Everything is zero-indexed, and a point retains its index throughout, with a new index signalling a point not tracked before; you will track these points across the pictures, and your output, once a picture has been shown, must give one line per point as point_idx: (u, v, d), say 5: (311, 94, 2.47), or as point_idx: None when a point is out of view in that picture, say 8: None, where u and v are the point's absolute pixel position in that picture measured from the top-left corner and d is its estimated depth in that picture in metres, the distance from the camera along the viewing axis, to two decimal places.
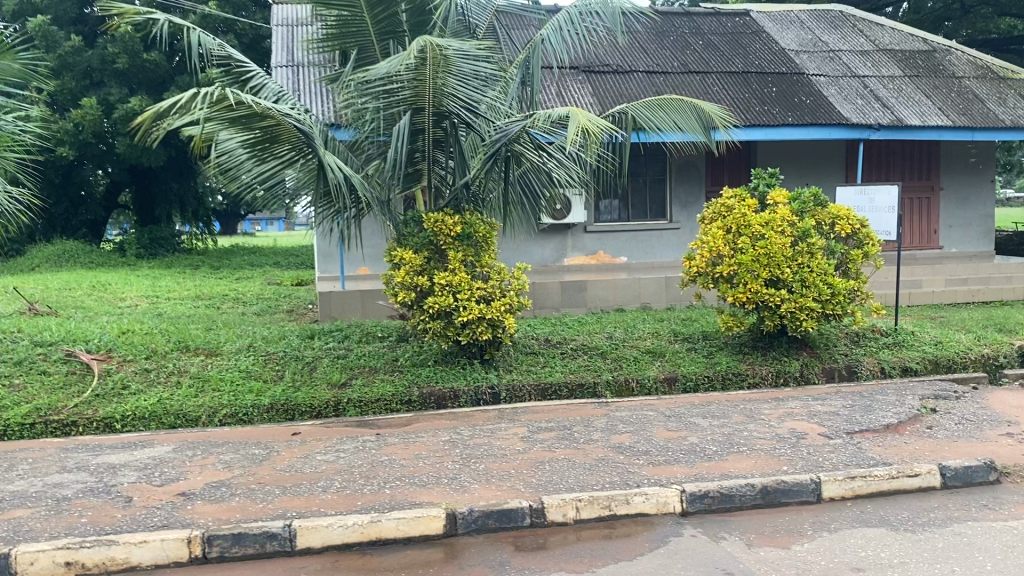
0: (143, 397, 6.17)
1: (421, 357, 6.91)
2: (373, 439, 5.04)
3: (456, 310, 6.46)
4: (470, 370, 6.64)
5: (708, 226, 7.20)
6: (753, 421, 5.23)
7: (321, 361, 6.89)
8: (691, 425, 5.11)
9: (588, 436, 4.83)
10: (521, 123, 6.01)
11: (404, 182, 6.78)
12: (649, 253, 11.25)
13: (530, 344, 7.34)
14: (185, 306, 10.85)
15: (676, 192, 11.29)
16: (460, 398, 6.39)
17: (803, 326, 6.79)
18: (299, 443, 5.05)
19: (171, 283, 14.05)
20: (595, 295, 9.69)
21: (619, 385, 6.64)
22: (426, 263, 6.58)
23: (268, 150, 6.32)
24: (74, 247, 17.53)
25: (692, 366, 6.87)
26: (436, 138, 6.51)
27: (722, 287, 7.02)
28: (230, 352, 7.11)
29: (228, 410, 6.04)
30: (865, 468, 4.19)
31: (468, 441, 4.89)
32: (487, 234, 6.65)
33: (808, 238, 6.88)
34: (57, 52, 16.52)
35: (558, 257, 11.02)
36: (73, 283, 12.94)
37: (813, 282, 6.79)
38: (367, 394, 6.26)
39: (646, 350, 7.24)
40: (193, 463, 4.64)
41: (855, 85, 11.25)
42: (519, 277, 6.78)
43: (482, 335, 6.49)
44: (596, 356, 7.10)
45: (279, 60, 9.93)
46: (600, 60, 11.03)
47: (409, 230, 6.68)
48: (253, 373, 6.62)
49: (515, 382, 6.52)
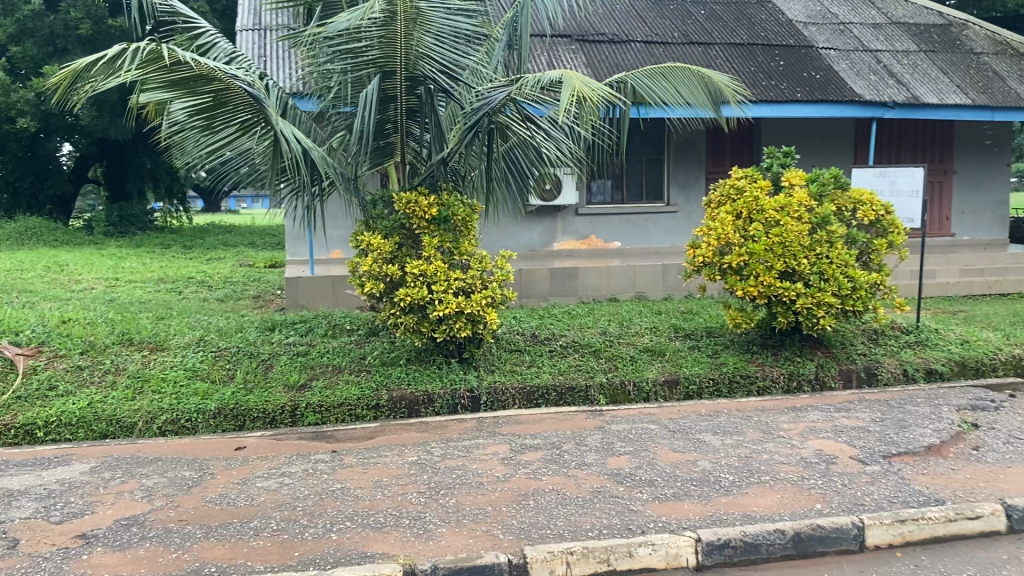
0: (71, 400, 5.39)
1: (392, 355, 6.15)
2: (327, 460, 4.27)
3: (431, 304, 5.69)
4: (447, 372, 5.89)
5: (715, 211, 6.46)
6: (773, 439, 4.49)
7: (279, 359, 6.12)
8: (702, 444, 4.36)
9: (579, 460, 4.09)
10: (507, 89, 5.21)
11: (373, 157, 5.99)
12: (645, 238, 10.51)
13: (515, 341, 6.59)
14: (144, 290, 10.04)
15: (674, 173, 10.52)
16: (435, 403, 5.64)
17: (820, 324, 6.06)
18: (240, 464, 4.28)
19: (136, 264, 13.21)
20: (585, 283, 8.98)
21: (614, 389, 5.90)
22: (397, 250, 5.82)
23: (219, 118, 5.55)
24: (37, 224, 16.65)
25: (696, 367, 6.15)
26: (410, 107, 5.73)
27: (730, 279, 6.26)
28: (177, 347, 6.32)
29: (168, 416, 5.29)
30: (915, 507, 3.48)
31: (439, 463, 4.13)
32: (467, 216, 5.85)
33: (828, 226, 6.14)
34: (16, 16, 15.53)
35: (547, 242, 10.27)
36: (28, 263, 12.09)
37: (833, 275, 6.05)
38: (329, 397, 5.51)
39: (645, 348, 6.49)
40: (107, 490, 3.86)
41: (867, 60, 10.49)
42: (503, 266, 6.00)
43: (460, 331, 5.71)
44: (589, 355, 6.34)
45: (244, 24, 9.08)
46: (595, 28, 10.21)
47: (379, 211, 5.90)
48: (200, 373, 5.84)
49: (497, 385, 5.77)
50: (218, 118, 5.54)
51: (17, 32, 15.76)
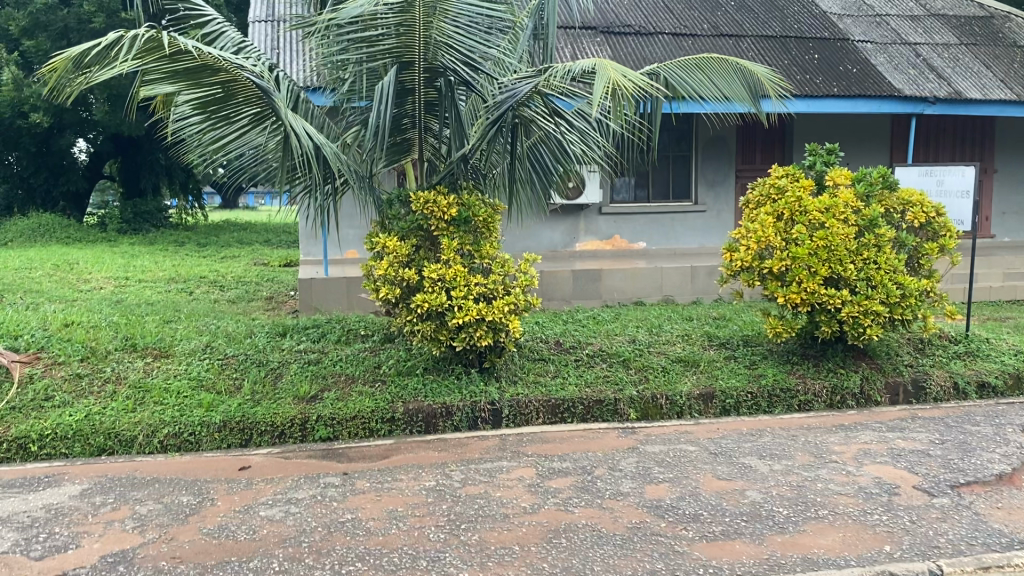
0: (68, 412, 5.06)
1: (409, 364, 5.79)
2: (337, 485, 3.92)
3: (450, 311, 5.32)
4: (466, 382, 5.53)
5: (754, 212, 6.05)
6: (825, 465, 4.09)
7: (289, 367, 5.77)
8: (748, 472, 3.97)
9: (612, 488, 3.71)
10: (533, 81, 4.84)
11: (389, 154, 5.64)
12: (671, 238, 10.11)
13: (538, 349, 6.21)
14: (154, 290, 9.75)
15: (702, 170, 10.11)
16: (454, 417, 5.28)
17: (866, 334, 5.65)
18: (242, 488, 3.93)
19: (147, 262, 12.95)
20: (610, 286, 8.59)
21: (645, 403, 5.52)
22: (414, 253, 5.45)
23: (226, 110, 5.24)
24: (50, 221, 16.43)
25: (732, 380, 5.76)
26: (429, 100, 5.36)
27: (770, 285, 5.85)
28: (182, 354, 5.99)
29: (171, 429, 4.96)
30: (998, 552, 3.08)
31: (459, 491, 3.76)
32: (489, 217, 5.47)
33: (875, 228, 5.71)
34: (29, 10, 15.31)
35: (569, 242, 9.90)
36: (37, 261, 11.84)
37: (880, 281, 5.64)
38: (342, 410, 5.17)
39: (677, 358, 6.09)
40: (96, 519, 3.52)
41: (906, 53, 10.02)
42: (527, 271, 5.62)
43: (481, 340, 5.35)
44: (617, 365, 5.95)
45: (257, 15, 8.75)
46: (621, 20, 9.79)
47: (395, 212, 5.55)
48: (205, 383, 5.50)
49: (519, 397, 5.40)
50: (224, 111, 5.24)
51: (30, 26, 15.53)
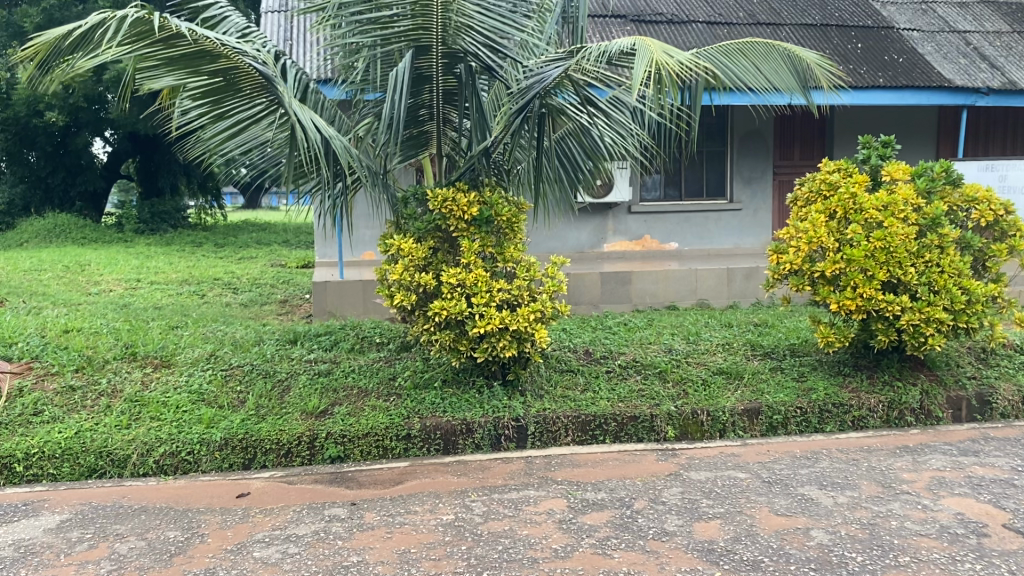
0: (57, 428, 4.66)
1: (427, 375, 5.35)
2: (342, 518, 3.47)
3: (470, 319, 4.87)
4: (488, 397, 5.07)
5: (803, 210, 5.55)
6: (897, 498, 3.59)
7: (297, 379, 5.34)
8: (809, 507, 3.49)
9: (656, 527, 3.25)
10: (563, 65, 4.38)
11: (404, 148, 5.22)
12: (704, 238, 9.60)
13: (566, 359, 5.74)
14: (164, 293, 9.39)
15: (737, 167, 9.60)
16: (475, 434, 4.84)
17: (928, 344, 5.13)
18: (237, 521, 3.50)
19: (162, 264, 12.64)
20: (641, 289, 8.11)
21: (685, 419, 5.06)
22: (432, 255, 5.00)
23: (227, 101, 4.83)
24: (66, 221, 16.19)
25: (779, 393, 5.28)
26: (448, 89, 4.92)
27: (820, 291, 5.35)
28: (185, 364, 5.59)
29: (167, 448, 4.55)
30: None
31: (480, 528, 3.31)
32: (513, 216, 5.01)
33: (938, 227, 5.19)
34: (44, 6, 15.09)
35: (596, 243, 9.42)
36: (49, 263, 11.56)
37: (943, 286, 5.12)
38: (353, 426, 4.75)
39: (718, 370, 5.60)
40: (68, 560, 3.11)
41: (955, 42, 9.45)
42: (554, 275, 5.14)
43: (504, 350, 4.88)
44: (653, 377, 5.47)
45: (271, 5, 8.37)
46: (652, 8, 9.29)
47: (412, 211, 5.09)
48: (206, 396, 5.08)
49: (547, 412, 4.95)
50: (226, 105, 4.82)
51: (45, 23, 15.30)
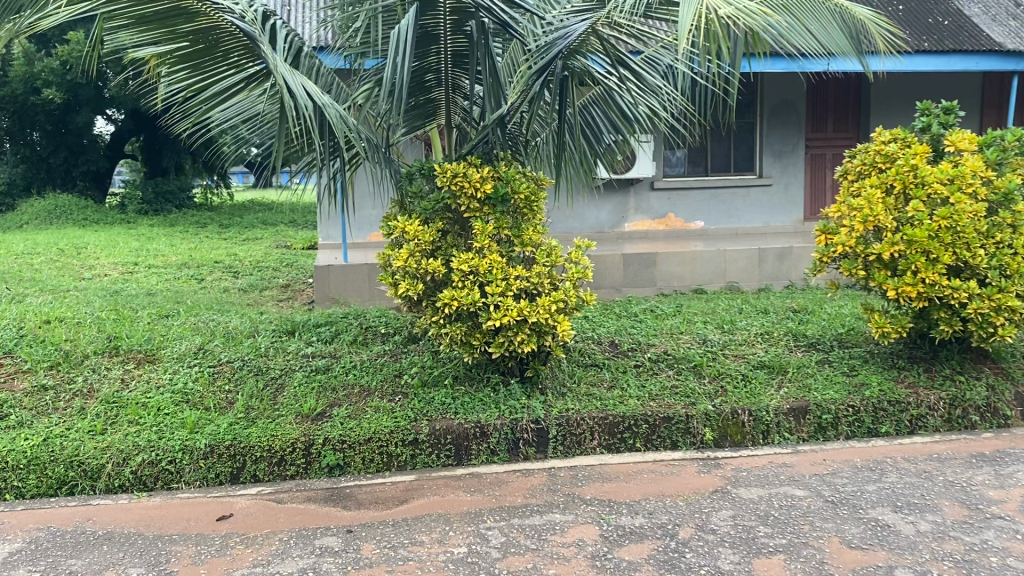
0: (22, 434, 4.17)
1: (436, 371, 4.82)
2: (335, 552, 2.98)
3: (484, 310, 4.33)
4: (504, 396, 4.54)
5: (856, 184, 4.96)
6: (988, 524, 3.06)
7: (292, 377, 4.81)
8: (886, 537, 2.95)
9: (709, 566, 2.75)
10: (590, 19, 3.82)
11: (409, 117, 4.67)
12: (732, 216, 9.01)
13: (590, 351, 5.21)
14: (160, 278, 8.88)
15: (767, 140, 8.99)
16: (490, 439, 4.32)
17: (998, 336, 4.54)
18: (213, 554, 3.02)
19: (162, 246, 12.15)
20: (666, 272, 7.55)
21: (724, 420, 4.53)
22: (441, 239, 4.46)
23: (208, 63, 4.28)
24: (67, 202, 15.73)
25: (829, 390, 4.74)
26: (457, 50, 4.36)
27: (875, 275, 4.77)
28: (171, 359, 5.08)
29: (146, 457, 4.06)
30: None
31: (498, 566, 2.82)
32: (532, 195, 4.44)
33: (1012, 203, 4.60)
34: None
35: (617, 223, 8.83)
36: (42, 245, 11.07)
37: (1016, 269, 4.54)
38: (354, 431, 4.24)
39: (760, 363, 5.05)
40: None
41: (1005, 4, 8.83)
42: (578, 261, 4.58)
43: (522, 346, 4.34)
44: (687, 372, 4.93)
45: None
46: None
47: (417, 189, 4.53)
48: (192, 397, 4.57)
49: (570, 413, 4.42)
50: (207, 72, 4.32)
51: None
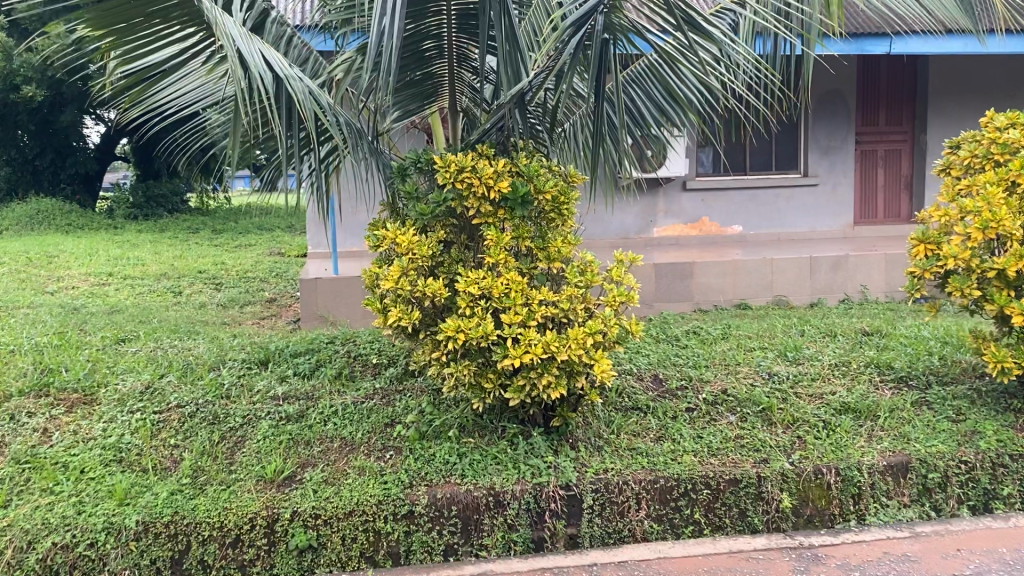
0: None
1: (439, 419, 3.82)
2: None
3: (499, 345, 3.34)
4: (525, 454, 3.54)
5: (964, 183, 3.96)
6: None
7: (257, 428, 3.82)
8: None
9: None
10: None
11: (402, 98, 3.70)
12: (774, 220, 8.01)
13: (627, 390, 4.21)
14: (131, 292, 7.91)
15: (816, 133, 8.00)
16: (507, 512, 3.33)
17: None
18: None
19: (145, 253, 11.22)
20: (705, 285, 6.54)
21: (805, 483, 3.51)
22: (441, 252, 3.46)
23: (144, 25, 3.27)
24: (50, 206, 14.82)
25: (936, 440, 3.72)
26: (463, 10, 3.36)
27: (993, 298, 3.76)
28: (110, 401, 4.10)
29: (58, 539, 3.06)
30: None
31: None
32: (561, 194, 3.44)
33: None
34: None
35: (645, 227, 7.83)
36: (10, 255, 10.14)
37: None
38: (332, 502, 3.24)
39: (842, 407, 4.03)
40: None
41: None
42: (619, 280, 3.57)
43: (548, 391, 3.33)
44: (753, 418, 3.94)
45: None
46: None
47: (413, 187, 3.53)
48: (128, 455, 3.59)
49: (610, 475, 3.43)
50: (143, 37, 3.32)
51: None
